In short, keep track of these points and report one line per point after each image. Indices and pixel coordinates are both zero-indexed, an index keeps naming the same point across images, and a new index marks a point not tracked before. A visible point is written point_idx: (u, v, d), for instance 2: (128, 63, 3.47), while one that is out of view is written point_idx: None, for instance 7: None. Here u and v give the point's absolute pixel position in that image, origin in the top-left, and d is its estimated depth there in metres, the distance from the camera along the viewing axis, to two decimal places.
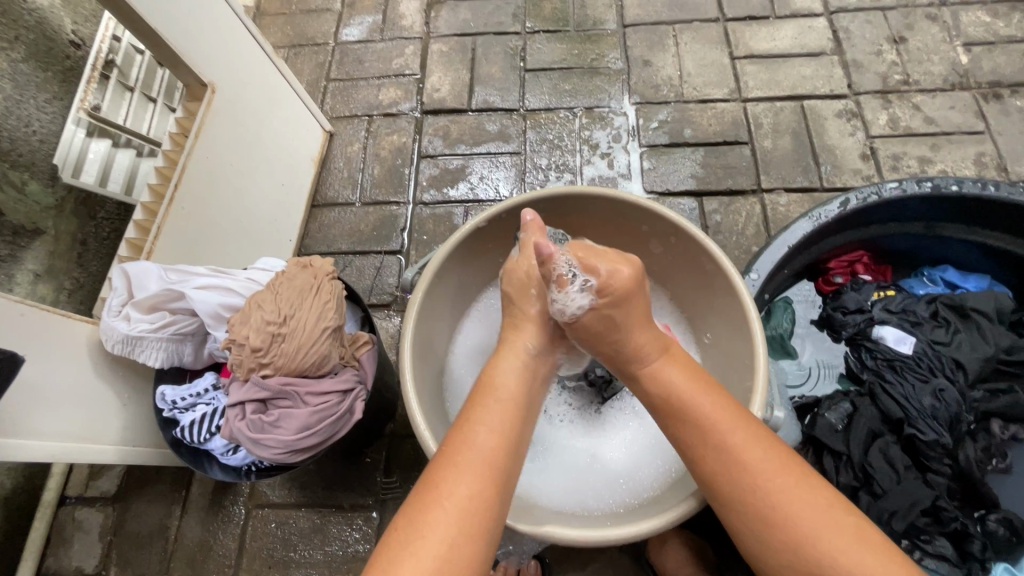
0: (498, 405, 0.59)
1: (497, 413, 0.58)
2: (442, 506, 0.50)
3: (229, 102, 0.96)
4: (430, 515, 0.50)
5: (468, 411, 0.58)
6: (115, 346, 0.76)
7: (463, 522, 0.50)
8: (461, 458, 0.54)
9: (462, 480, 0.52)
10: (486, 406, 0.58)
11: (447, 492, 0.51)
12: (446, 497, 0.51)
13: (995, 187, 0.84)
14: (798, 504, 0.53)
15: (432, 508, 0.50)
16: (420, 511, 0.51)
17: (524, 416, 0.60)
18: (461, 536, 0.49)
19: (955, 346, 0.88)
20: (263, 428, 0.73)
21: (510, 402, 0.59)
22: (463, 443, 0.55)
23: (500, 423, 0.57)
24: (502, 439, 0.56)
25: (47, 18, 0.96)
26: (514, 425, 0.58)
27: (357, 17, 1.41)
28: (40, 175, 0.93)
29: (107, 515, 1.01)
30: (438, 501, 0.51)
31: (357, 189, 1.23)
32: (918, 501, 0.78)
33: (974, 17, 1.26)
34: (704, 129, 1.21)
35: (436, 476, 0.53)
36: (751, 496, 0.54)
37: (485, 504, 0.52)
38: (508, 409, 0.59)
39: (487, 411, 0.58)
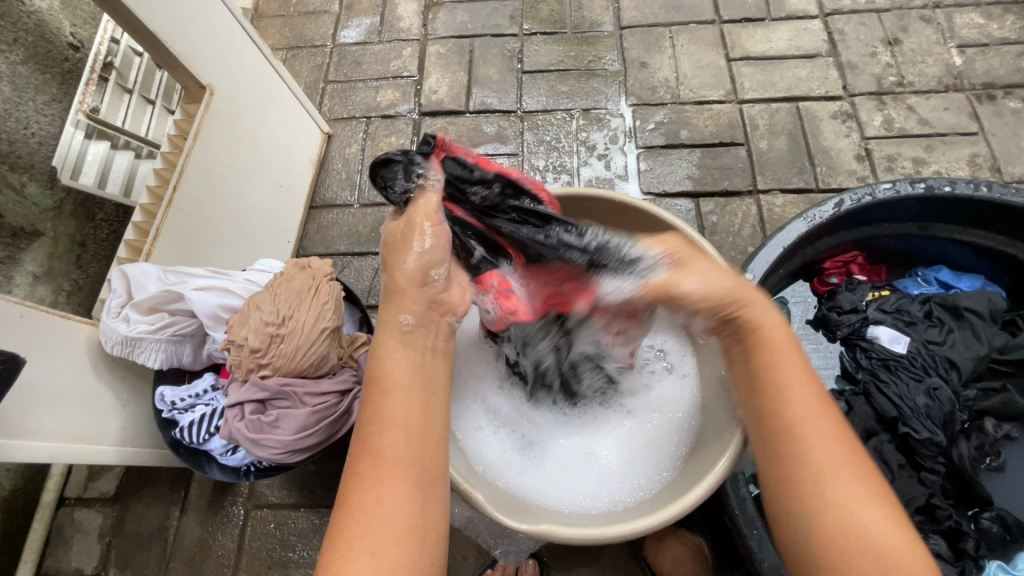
0: (404, 393, 0.53)
1: (405, 400, 0.53)
2: (364, 519, 0.47)
3: (227, 105, 0.96)
4: (351, 534, 0.47)
5: (368, 408, 0.53)
6: (114, 348, 0.76)
7: (386, 531, 0.47)
8: (373, 465, 0.49)
9: (378, 487, 0.49)
10: (391, 399, 0.53)
11: (362, 506, 0.48)
12: (364, 512, 0.47)
13: (988, 187, 0.85)
14: (839, 471, 0.50)
15: (352, 527, 0.47)
16: (342, 529, 0.47)
17: (431, 398, 0.55)
18: (387, 544, 0.46)
19: (949, 345, 0.89)
20: (262, 428, 0.74)
21: (407, 391, 0.53)
22: (369, 447, 0.50)
23: (406, 416, 0.52)
24: (412, 427, 0.51)
25: (45, 20, 0.97)
26: (424, 411, 0.53)
27: (355, 19, 1.42)
28: (40, 177, 0.93)
29: (105, 516, 1.01)
30: (357, 516, 0.47)
31: (355, 191, 1.23)
32: (913, 498, 0.80)
33: (968, 19, 1.27)
34: (701, 130, 1.21)
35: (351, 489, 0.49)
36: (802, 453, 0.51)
37: (408, 508, 0.48)
38: (408, 394, 0.53)
39: (390, 404, 0.52)
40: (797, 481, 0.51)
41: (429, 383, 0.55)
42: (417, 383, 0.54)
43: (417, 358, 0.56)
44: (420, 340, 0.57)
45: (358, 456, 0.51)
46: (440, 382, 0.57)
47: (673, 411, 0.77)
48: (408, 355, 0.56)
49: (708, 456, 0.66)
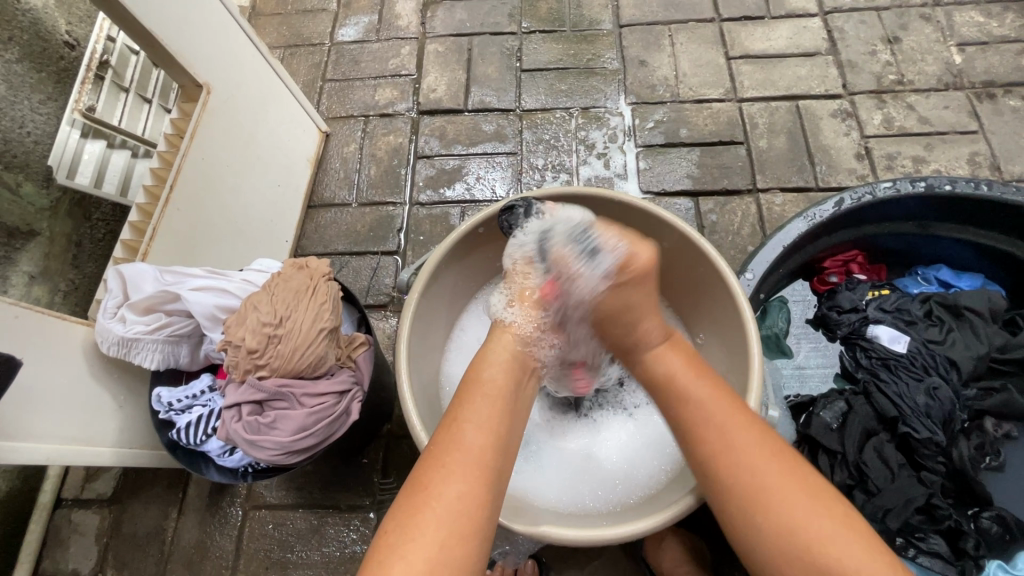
0: (487, 400, 0.60)
1: (483, 406, 0.59)
2: (431, 509, 0.51)
3: (225, 104, 0.96)
4: (419, 520, 0.51)
5: (457, 407, 0.59)
6: (111, 348, 0.76)
7: (452, 521, 0.51)
8: (449, 457, 0.54)
9: (449, 483, 0.53)
10: (477, 402, 0.59)
11: (432, 494, 0.52)
12: (436, 499, 0.52)
13: (988, 186, 0.85)
14: (776, 486, 0.53)
15: (422, 511, 0.51)
16: (408, 516, 0.51)
17: (512, 409, 0.61)
18: (450, 537, 0.50)
19: (948, 344, 0.88)
20: (259, 429, 0.73)
21: (496, 396, 0.60)
22: (450, 445, 0.55)
23: (488, 421, 0.58)
24: (491, 434, 0.57)
25: (41, 18, 0.96)
26: (502, 420, 0.59)
27: (352, 17, 1.41)
28: (35, 176, 0.92)
29: (103, 517, 1.01)
30: (424, 504, 0.51)
31: (353, 190, 1.23)
32: (912, 499, 0.78)
33: (968, 17, 1.27)
34: (700, 129, 1.21)
35: (424, 477, 0.53)
36: (738, 479, 0.55)
37: (475, 504, 0.52)
38: (497, 401, 0.60)
39: (475, 406, 0.59)
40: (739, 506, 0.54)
41: (515, 397, 0.62)
42: (500, 394, 0.60)
43: (509, 363, 0.64)
44: (512, 362, 0.64)
45: (435, 448, 0.56)
46: (520, 401, 0.63)
47: None
48: (506, 367, 0.63)
49: None
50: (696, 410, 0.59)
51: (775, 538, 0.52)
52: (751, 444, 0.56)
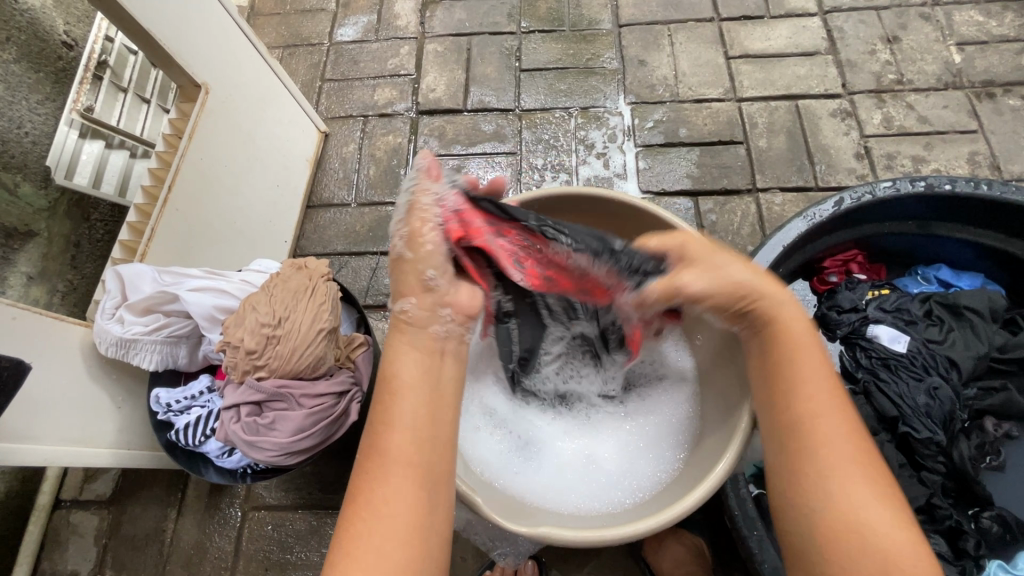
0: (410, 396, 0.54)
1: (411, 404, 0.53)
2: (365, 520, 0.48)
3: (223, 104, 0.96)
4: (355, 535, 0.48)
5: (376, 414, 0.54)
6: (109, 349, 0.76)
7: (388, 531, 0.48)
8: (378, 465, 0.51)
9: (383, 489, 0.50)
10: (400, 401, 0.54)
11: (366, 509, 0.49)
12: (368, 511, 0.49)
13: (988, 185, 0.84)
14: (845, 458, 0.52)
15: (355, 526, 0.48)
16: (347, 530, 0.49)
17: (442, 399, 0.55)
18: (395, 543, 0.47)
19: (949, 344, 0.88)
20: (258, 430, 0.73)
21: (416, 392, 0.54)
22: (377, 452, 0.52)
23: (412, 419, 0.53)
24: (416, 430, 0.52)
25: (38, 18, 0.96)
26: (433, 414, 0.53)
27: (351, 17, 1.41)
28: (33, 177, 0.92)
29: (102, 518, 1.01)
30: (358, 518, 0.49)
31: (352, 190, 1.22)
32: (913, 499, 0.80)
33: (967, 16, 1.27)
34: (699, 129, 1.21)
35: (357, 491, 0.50)
36: (815, 439, 0.53)
37: (415, 509, 0.49)
38: (420, 398, 0.54)
39: (399, 407, 0.53)
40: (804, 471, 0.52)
41: (442, 384, 0.56)
42: (426, 390, 0.54)
43: (424, 362, 0.56)
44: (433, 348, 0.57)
45: (366, 457, 0.52)
46: (454, 387, 0.57)
47: (669, 413, 0.77)
48: (420, 358, 0.57)
49: (707, 460, 0.65)
50: (796, 369, 0.55)
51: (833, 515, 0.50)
52: (832, 417, 0.53)
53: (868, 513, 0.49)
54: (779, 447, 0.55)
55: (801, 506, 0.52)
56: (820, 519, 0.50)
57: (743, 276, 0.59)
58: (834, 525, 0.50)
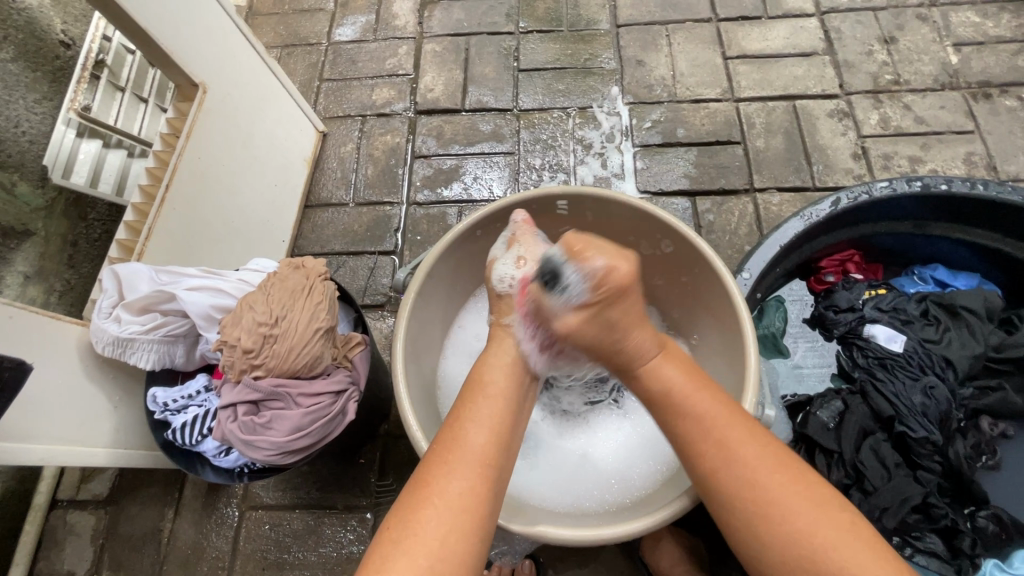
0: (488, 401, 0.60)
1: (491, 409, 0.59)
2: (432, 504, 0.51)
3: (221, 104, 0.96)
4: (423, 513, 0.51)
5: (459, 409, 0.59)
6: (105, 348, 0.75)
7: (454, 518, 0.51)
8: (453, 455, 0.55)
9: (454, 479, 0.53)
10: (480, 405, 0.60)
11: (438, 492, 0.52)
12: (438, 496, 0.52)
13: (983, 186, 0.85)
14: (796, 508, 0.53)
15: (424, 507, 0.51)
16: (414, 509, 0.51)
17: (516, 412, 0.62)
18: (452, 534, 0.50)
19: (945, 344, 0.89)
20: (255, 430, 0.73)
21: (499, 397, 0.61)
22: (455, 443, 0.56)
23: (491, 420, 0.58)
24: (493, 432, 0.57)
25: (36, 17, 0.95)
26: (506, 423, 0.59)
27: (350, 17, 1.41)
28: (30, 177, 0.92)
29: (99, 518, 1.00)
30: (428, 500, 0.52)
31: (350, 190, 1.22)
32: (908, 497, 0.78)
33: (964, 17, 1.27)
34: (697, 129, 1.21)
35: (427, 475, 0.54)
36: (757, 507, 0.54)
37: (475, 504, 0.52)
38: (498, 401, 0.60)
39: (478, 409, 0.59)
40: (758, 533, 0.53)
41: (519, 398, 0.63)
42: (504, 401, 0.61)
43: (511, 373, 0.64)
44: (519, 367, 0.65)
45: (436, 446, 0.56)
46: (522, 407, 0.64)
47: None
48: (508, 369, 0.64)
49: None
50: (717, 431, 0.57)
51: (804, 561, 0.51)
52: (762, 464, 0.55)
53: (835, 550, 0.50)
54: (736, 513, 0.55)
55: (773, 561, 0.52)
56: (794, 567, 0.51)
57: (636, 341, 0.63)
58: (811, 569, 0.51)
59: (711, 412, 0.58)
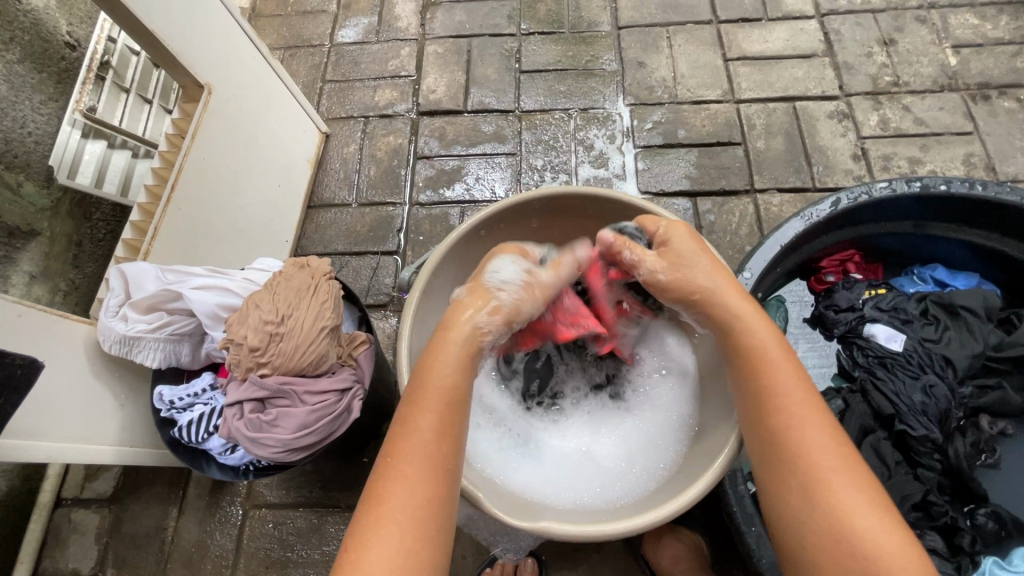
0: (438, 404, 0.56)
1: (438, 409, 0.55)
2: (378, 527, 0.50)
3: (225, 104, 0.96)
4: (375, 532, 0.50)
5: (403, 416, 0.55)
6: (112, 347, 0.76)
7: (405, 533, 0.50)
8: (396, 472, 0.52)
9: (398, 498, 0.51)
10: (427, 408, 0.55)
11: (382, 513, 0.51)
12: (388, 511, 0.51)
13: (982, 186, 0.85)
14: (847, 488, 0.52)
15: (370, 530, 0.50)
16: (368, 526, 0.50)
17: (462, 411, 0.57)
18: (399, 555, 0.49)
19: (944, 343, 0.89)
20: (261, 427, 0.74)
21: (442, 400, 0.56)
22: (397, 456, 0.53)
23: (434, 428, 0.54)
24: (437, 439, 0.54)
25: (41, 19, 0.96)
26: (456, 422, 0.56)
27: (352, 19, 1.42)
28: (36, 177, 0.93)
29: (103, 517, 1.01)
30: (374, 523, 0.50)
31: (353, 190, 1.23)
32: (908, 495, 0.79)
33: (963, 19, 1.28)
34: (698, 130, 1.22)
35: (373, 494, 0.52)
36: (816, 473, 0.52)
37: (418, 522, 0.50)
38: (443, 404, 0.56)
39: (425, 414, 0.55)
40: (789, 485, 0.54)
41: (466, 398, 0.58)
42: (453, 395, 0.56)
43: (461, 361, 0.58)
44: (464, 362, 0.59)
45: (385, 458, 0.54)
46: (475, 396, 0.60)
47: (670, 410, 0.78)
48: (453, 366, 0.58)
49: (705, 457, 0.66)
50: (776, 378, 0.57)
51: (824, 524, 0.51)
52: (812, 422, 0.55)
53: (860, 522, 0.50)
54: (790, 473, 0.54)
55: (794, 517, 0.53)
56: (813, 528, 0.51)
57: (707, 281, 0.63)
58: (831, 535, 0.51)
59: (777, 359, 0.58)
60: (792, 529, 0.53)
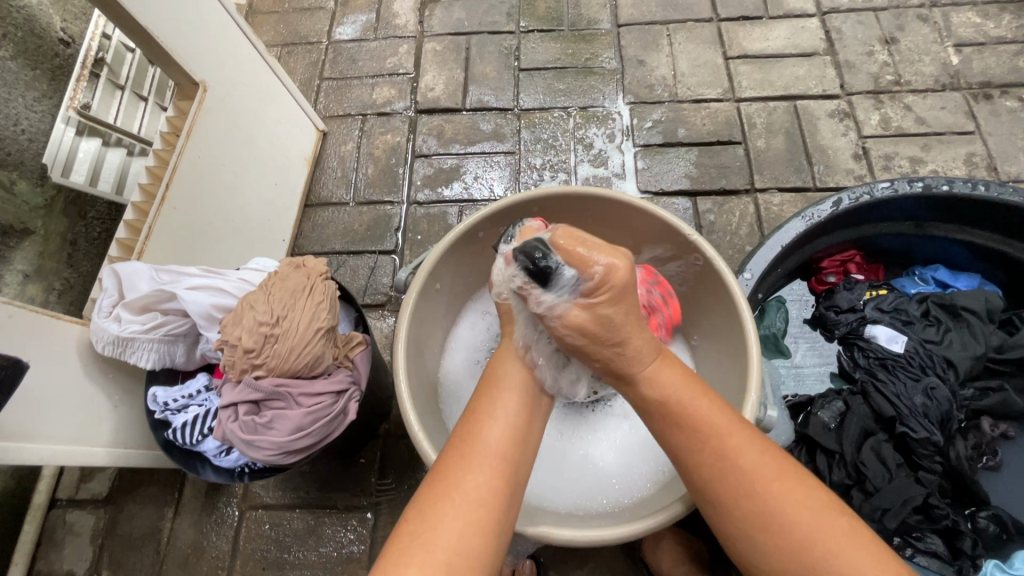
0: (513, 396, 0.59)
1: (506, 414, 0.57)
2: (451, 499, 0.50)
3: (221, 102, 0.95)
4: (438, 506, 0.50)
5: (478, 404, 0.58)
6: (105, 348, 0.75)
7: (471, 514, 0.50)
8: (472, 452, 0.53)
9: (472, 474, 0.52)
10: (500, 398, 0.58)
11: (461, 487, 0.51)
12: (454, 490, 0.51)
13: (985, 187, 0.85)
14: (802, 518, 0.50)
15: (444, 500, 0.50)
16: (428, 502, 0.50)
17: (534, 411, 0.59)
18: (471, 528, 0.49)
19: (946, 344, 0.89)
20: (256, 429, 0.73)
21: (516, 396, 0.59)
22: (474, 437, 0.54)
23: (510, 419, 0.57)
24: (512, 430, 0.56)
25: (35, 15, 0.95)
26: (523, 422, 0.57)
27: (350, 16, 1.40)
28: (29, 175, 0.92)
29: (98, 518, 1.00)
30: (450, 496, 0.50)
31: (351, 189, 1.22)
32: (910, 498, 0.77)
33: (965, 18, 1.27)
34: (698, 129, 1.21)
35: (445, 468, 0.52)
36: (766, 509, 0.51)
37: (493, 499, 0.51)
38: (515, 399, 0.58)
39: (500, 405, 0.58)
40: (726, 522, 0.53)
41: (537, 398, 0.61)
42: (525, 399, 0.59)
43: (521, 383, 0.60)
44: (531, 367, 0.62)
45: (459, 441, 0.55)
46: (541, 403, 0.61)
47: None
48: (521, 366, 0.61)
49: None
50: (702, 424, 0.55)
51: (779, 556, 0.50)
52: (742, 451, 0.53)
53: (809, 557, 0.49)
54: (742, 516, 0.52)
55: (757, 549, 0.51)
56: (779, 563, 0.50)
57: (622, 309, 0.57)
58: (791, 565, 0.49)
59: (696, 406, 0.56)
60: (744, 558, 0.52)
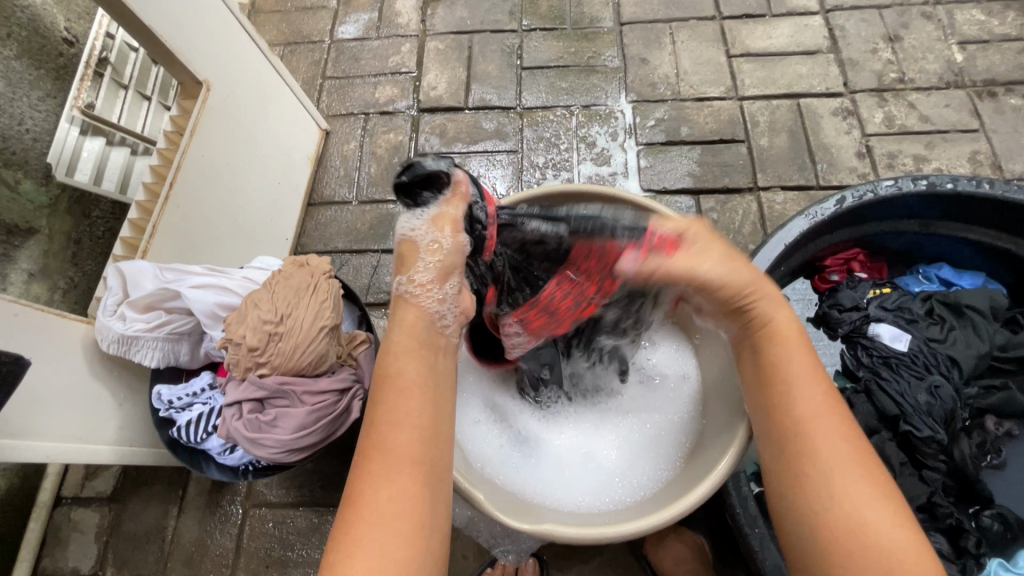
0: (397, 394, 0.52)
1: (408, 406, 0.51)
2: (368, 521, 0.46)
3: (222, 100, 0.95)
4: (357, 532, 0.46)
5: (374, 410, 0.52)
6: (110, 346, 0.76)
7: (384, 538, 0.46)
8: (376, 464, 0.49)
9: (382, 490, 0.48)
10: (389, 399, 0.52)
11: (370, 508, 0.47)
12: (368, 511, 0.47)
13: (990, 184, 0.84)
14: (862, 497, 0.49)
15: (358, 527, 0.46)
16: (344, 534, 0.46)
17: (439, 398, 0.54)
18: (392, 548, 0.45)
19: (950, 343, 0.89)
20: (260, 427, 0.73)
21: (413, 389, 0.53)
22: (374, 450, 0.49)
23: (412, 415, 0.51)
24: (419, 427, 0.51)
25: (39, 15, 0.95)
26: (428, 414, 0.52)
27: (353, 15, 1.41)
28: (34, 174, 0.92)
29: (103, 516, 1.01)
30: (362, 521, 0.46)
31: (353, 188, 1.22)
32: (914, 496, 0.80)
33: (969, 15, 1.27)
34: (701, 127, 1.21)
35: (354, 491, 0.48)
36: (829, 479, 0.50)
37: (412, 510, 0.47)
38: (415, 394, 0.52)
39: (394, 404, 0.52)
40: (800, 469, 0.52)
41: (440, 383, 0.55)
42: (423, 388, 0.53)
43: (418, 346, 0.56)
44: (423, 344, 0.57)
45: (363, 454, 0.50)
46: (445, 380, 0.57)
47: (669, 413, 0.78)
48: (420, 356, 0.56)
49: (707, 460, 0.65)
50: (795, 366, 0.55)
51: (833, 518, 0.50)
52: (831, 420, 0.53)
53: (870, 516, 0.49)
54: (798, 480, 0.52)
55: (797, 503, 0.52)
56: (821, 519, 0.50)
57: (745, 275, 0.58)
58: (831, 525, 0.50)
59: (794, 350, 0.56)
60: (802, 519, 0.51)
